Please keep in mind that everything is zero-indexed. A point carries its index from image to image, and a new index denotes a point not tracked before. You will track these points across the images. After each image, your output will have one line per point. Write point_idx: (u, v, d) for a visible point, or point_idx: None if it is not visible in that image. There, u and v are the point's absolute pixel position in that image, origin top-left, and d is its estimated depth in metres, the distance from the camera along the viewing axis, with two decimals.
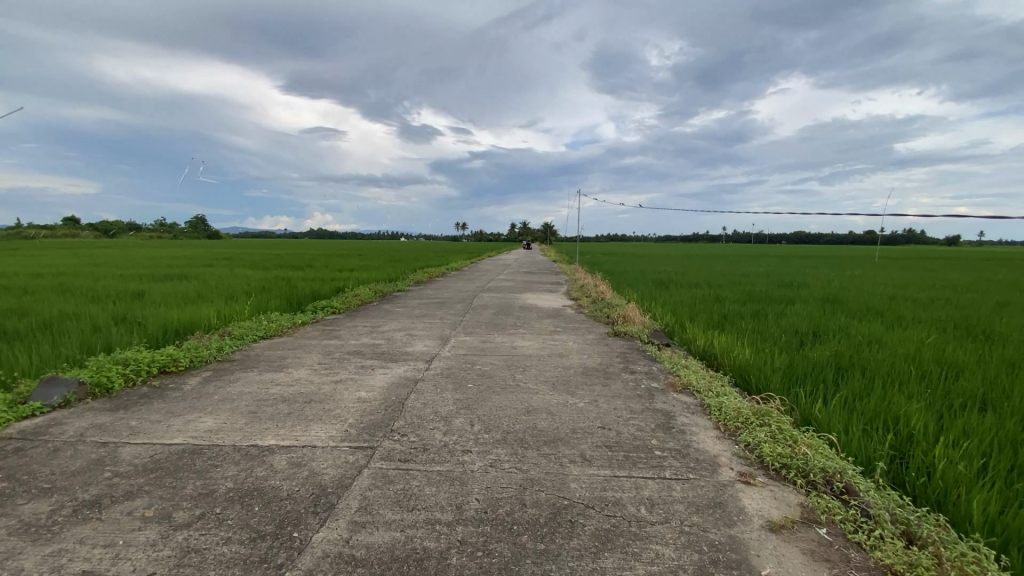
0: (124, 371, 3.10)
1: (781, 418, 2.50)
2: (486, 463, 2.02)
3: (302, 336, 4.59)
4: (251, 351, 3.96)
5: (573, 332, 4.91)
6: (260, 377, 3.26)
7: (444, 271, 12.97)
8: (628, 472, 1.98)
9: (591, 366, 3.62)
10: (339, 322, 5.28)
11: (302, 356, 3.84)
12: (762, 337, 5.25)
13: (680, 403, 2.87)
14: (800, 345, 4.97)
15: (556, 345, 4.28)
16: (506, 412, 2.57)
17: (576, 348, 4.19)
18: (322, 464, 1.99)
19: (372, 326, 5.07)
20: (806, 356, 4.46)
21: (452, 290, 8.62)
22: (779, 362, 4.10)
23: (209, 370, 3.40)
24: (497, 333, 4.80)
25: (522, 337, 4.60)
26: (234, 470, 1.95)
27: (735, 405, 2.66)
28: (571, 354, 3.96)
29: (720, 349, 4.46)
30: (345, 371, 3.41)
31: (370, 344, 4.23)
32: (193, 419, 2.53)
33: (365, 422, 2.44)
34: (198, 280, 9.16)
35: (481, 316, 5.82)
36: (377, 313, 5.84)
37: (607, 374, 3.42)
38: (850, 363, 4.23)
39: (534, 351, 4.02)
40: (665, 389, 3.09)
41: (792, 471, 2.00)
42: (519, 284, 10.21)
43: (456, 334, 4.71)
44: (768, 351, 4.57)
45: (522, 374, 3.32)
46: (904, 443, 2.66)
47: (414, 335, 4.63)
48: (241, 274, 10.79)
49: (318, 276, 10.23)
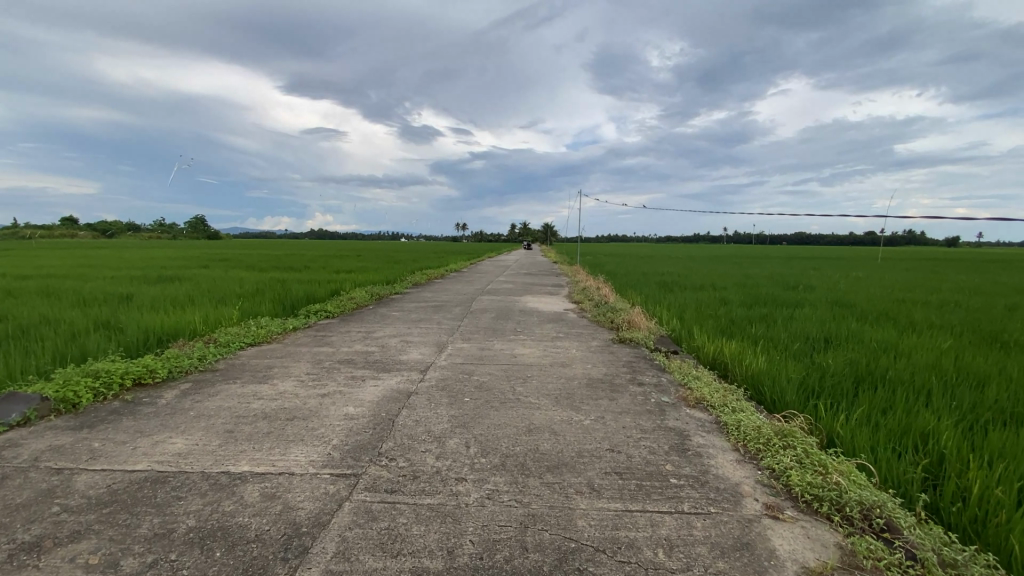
0: (94, 385, 2.91)
1: (807, 439, 2.27)
2: (482, 495, 1.80)
3: (292, 343, 4.38)
4: (235, 360, 3.76)
5: (576, 338, 4.70)
6: (241, 390, 3.06)
7: (443, 273, 12.77)
8: (641, 506, 1.76)
9: (596, 377, 3.41)
10: (331, 327, 5.08)
11: (289, 365, 3.63)
12: (772, 343, 5.02)
13: (694, 421, 2.65)
14: (813, 352, 4.75)
15: (559, 353, 4.06)
16: (505, 432, 2.36)
17: (579, 356, 3.98)
18: (298, 497, 1.78)
19: (366, 331, 4.86)
20: (822, 364, 4.23)
21: (451, 292, 8.41)
22: (793, 372, 3.88)
23: (188, 382, 3.20)
24: (497, 339, 4.58)
25: (522, 344, 4.39)
26: (198, 504, 1.75)
27: (755, 424, 2.43)
28: (574, 363, 3.75)
29: (730, 358, 4.24)
30: (333, 382, 3.20)
31: (362, 352, 4.02)
32: (162, 441, 2.33)
33: (351, 443, 2.22)
34: (192, 282, 9.00)
35: (480, 321, 5.60)
36: (372, 318, 5.64)
37: (614, 386, 3.20)
38: (869, 372, 3.99)
39: (535, 360, 3.81)
40: (677, 405, 2.88)
41: (825, 504, 1.77)
42: (520, 285, 10.02)
43: (454, 340, 4.50)
44: (780, 359, 4.34)
45: (522, 386, 3.10)
46: (936, 465, 2.42)
47: (409, 342, 4.41)
48: (236, 276, 10.62)
49: (314, 278, 10.05)
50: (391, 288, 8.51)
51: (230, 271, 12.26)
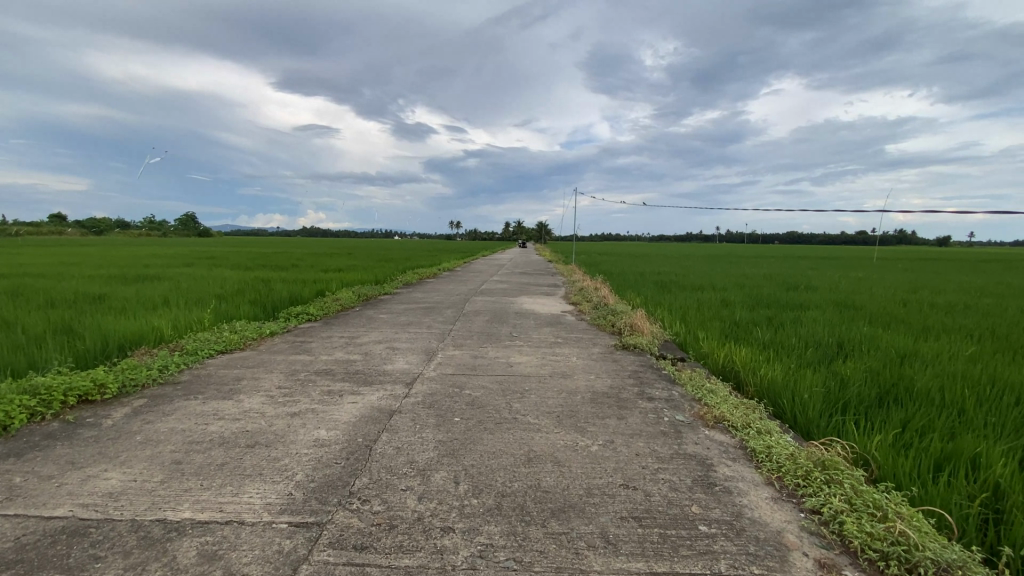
0: (30, 403, 2.53)
1: (852, 472, 1.96)
2: (473, 552, 1.47)
3: (267, 350, 4.02)
4: (201, 371, 3.39)
5: (576, 344, 4.36)
6: (202, 407, 2.70)
7: (435, 272, 12.40)
8: (668, 567, 1.43)
9: (601, 390, 3.08)
10: (312, 332, 4.71)
11: (260, 377, 3.27)
12: (782, 349, 4.73)
13: (715, 445, 2.32)
14: (828, 359, 4.48)
15: (558, 362, 3.73)
16: (499, 463, 2.02)
17: (580, 365, 3.65)
18: (245, 558, 1.43)
19: (349, 337, 4.49)
20: (840, 373, 3.96)
21: (443, 293, 8.07)
22: (812, 382, 3.59)
23: (143, 398, 2.83)
24: (490, 346, 4.24)
25: (519, 351, 4.05)
26: (118, 569, 1.41)
27: (788, 452, 2.12)
28: (576, 374, 3.42)
29: (742, 366, 3.94)
30: (306, 398, 2.84)
31: (343, 362, 3.66)
32: (96, 475, 1.97)
33: (318, 479, 1.88)
34: (172, 282, 8.59)
35: (473, 325, 5.25)
36: (358, 322, 5.27)
37: (621, 402, 2.87)
38: (892, 383, 3.70)
39: (532, 370, 3.47)
40: (693, 425, 2.55)
41: (895, 563, 1.45)
42: (515, 285, 9.70)
43: (444, 347, 4.15)
44: (795, 368, 4.04)
45: (519, 403, 2.77)
46: (992, 497, 2.14)
47: (396, 349, 4.06)
48: (220, 275, 10.20)
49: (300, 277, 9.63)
50: (380, 288, 8.14)
51: (214, 269, 11.87)
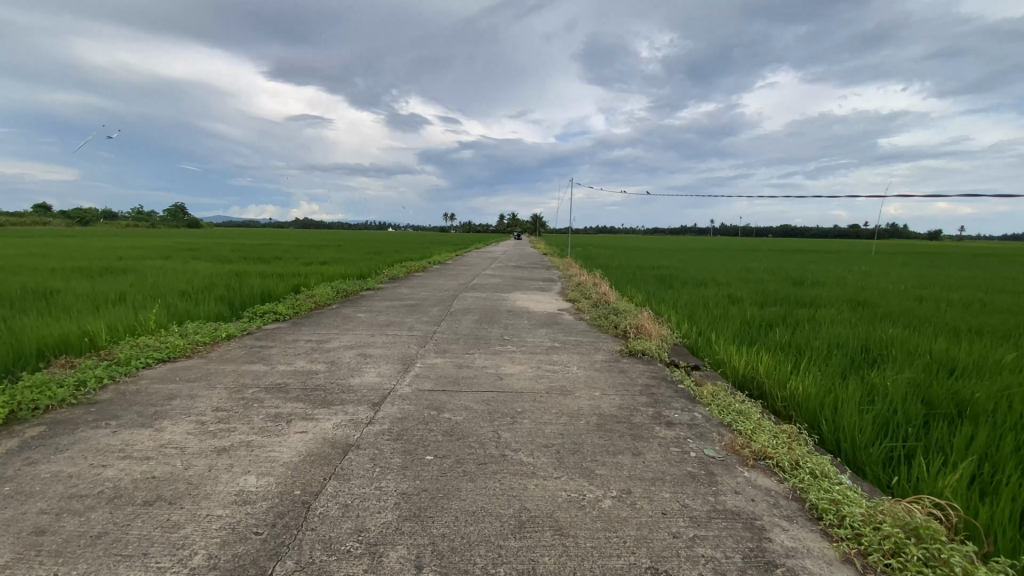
0: None
1: (958, 548, 1.45)
2: None
3: (216, 358, 3.46)
4: (127, 388, 2.83)
5: (576, 350, 3.82)
6: (109, 443, 2.14)
7: (425, 265, 11.84)
8: None
9: (609, 411, 2.54)
10: (276, 336, 4.14)
11: (197, 396, 2.71)
12: (805, 353, 4.23)
13: (763, 496, 1.79)
14: (859, 366, 3.98)
15: (556, 374, 3.18)
16: (479, 534, 1.49)
17: (582, 377, 3.11)
18: None
19: (317, 342, 3.93)
20: (878, 384, 3.46)
21: (430, 289, 7.48)
22: (851, 397, 3.09)
23: (39, 429, 2.28)
24: (478, 352, 3.67)
25: (511, 360, 3.49)
26: None
27: (864, 510, 1.61)
28: (577, 389, 2.87)
29: (765, 376, 3.45)
30: (243, 426, 2.28)
31: (301, 375, 3.09)
32: None
33: (222, 567, 1.34)
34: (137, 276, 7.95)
35: (460, 326, 4.68)
36: (330, 323, 4.70)
37: (634, 429, 2.33)
38: (938, 399, 3.23)
39: (526, 385, 2.92)
40: (728, 465, 2.02)
41: None
42: (508, 280, 9.12)
43: (425, 353, 3.59)
44: (826, 378, 3.54)
45: (509, 432, 2.22)
46: None
47: (367, 357, 3.48)
48: (195, 268, 9.59)
49: (277, 271, 9.00)
50: (362, 283, 7.57)
51: (192, 261, 11.25)
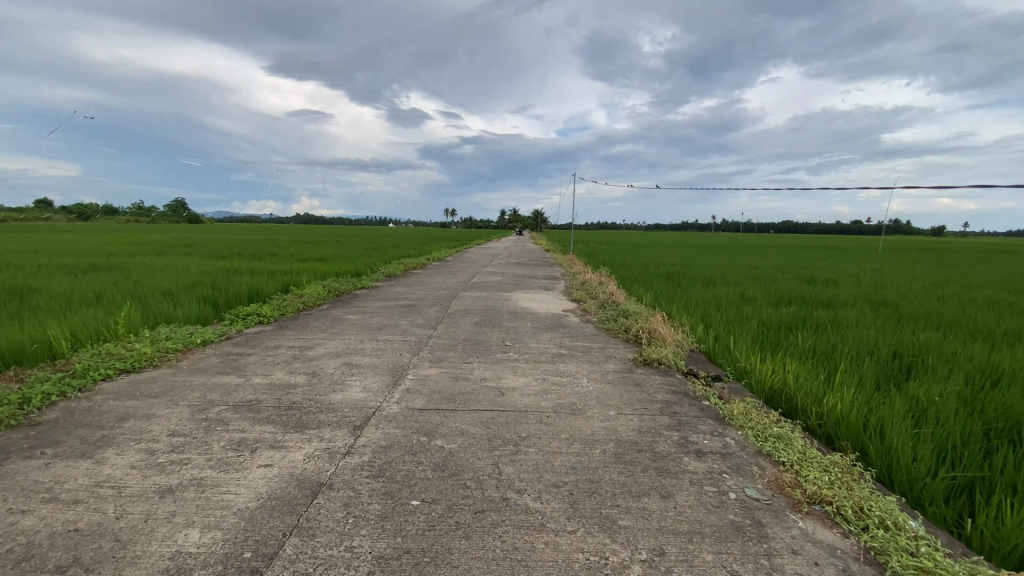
0: None
1: None
2: None
3: (185, 369, 3.10)
4: (78, 405, 2.49)
5: (585, 358, 3.46)
6: (36, 480, 1.80)
7: (423, 262, 11.48)
8: None
9: (627, 436, 2.19)
10: (256, 341, 3.79)
11: (154, 417, 2.37)
12: (834, 361, 3.90)
13: (828, 558, 1.45)
14: (895, 377, 3.64)
15: (564, 387, 2.83)
16: None
17: (593, 392, 2.75)
18: None
19: (300, 349, 3.57)
20: (923, 398, 3.12)
21: (427, 287, 7.13)
22: (898, 415, 2.75)
23: None
24: (477, 361, 3.31)
25: (513, 370, 3.13)
26: None
27: None
28: (589, 407, 2.52)
29: (797, 391, 3.11)
30: (199, 458, 1.94)
31: (276, 390, 2.74)
32: None
33: None
34: (121, 274, 7.59)
35: (458, 330, 4.32)
36: (317, 326, 4.35)
37: (660, 462, 1.98)
38: (993, 416, 2.89)
39: (530, 402, 2.57)
40: (777, 512, 1.67)
41: None
42: (511, 278, 8.73)
43: (417, 362, 3.23)
44: (864, 391, 3.20)
45: (512, 467, 1.87)
46: None
47: (352, 367, 3.12)
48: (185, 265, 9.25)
49: (269, 268, 8.63)
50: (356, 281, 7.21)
51: (183, 258, 10.90)
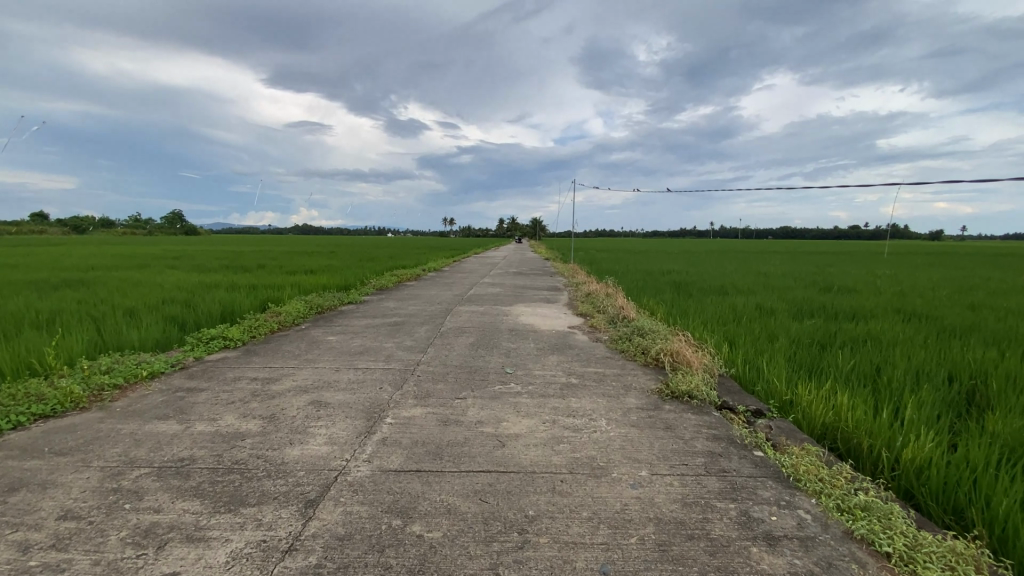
0: None
1: None
2: None
3: (116, 413, 2.55)
4: None
5: (601, 391, 2.91)
6: None
7: (417, 274, 10.91)
8: None
9: (670, 513, 1.64)
10: (215, 372, 3.24)
11: (52, 489, 1.83)
12: (886, 386, 3.37)
13: None
14: (961, 408, 3.11)
15: (579, 433, 2.27)
16: None
17: (615, 441, 2.19)
18: None
19: (264, 382, 3.02)
20: (1011, 436, 2.57)
21: (420, 302, 6.59)
22: (994, 464, 2.21)
23: None
24: (471, 397, 2.75)
25: (515, 409, 2.57)
26: None
27: None
28: (613, 464, 1.96)
29: (858, 431, 2.57)
30: (81, 565, 1.39)
31: (219, 442, 2.19)
32: None
33: None
34: (93, 291, 7.08)
35: (451, 354, 3.77)
36: (289, 351, 3.79)
37: (721, 558, 1.43)
38: None
39: (538, 457, 2.02)
40: None
41: None
42: (511, 290, 8.19)
43: (400, 400, 2.68)
44: (935, 428, 2.67)
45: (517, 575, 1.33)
46: None
47: (320, 408, 2.57)
48: (162, 279, 8.72)
49: (252, 282, 8.09)
50: (344, 296, 6.67)
51: (167, 272, 10.41)
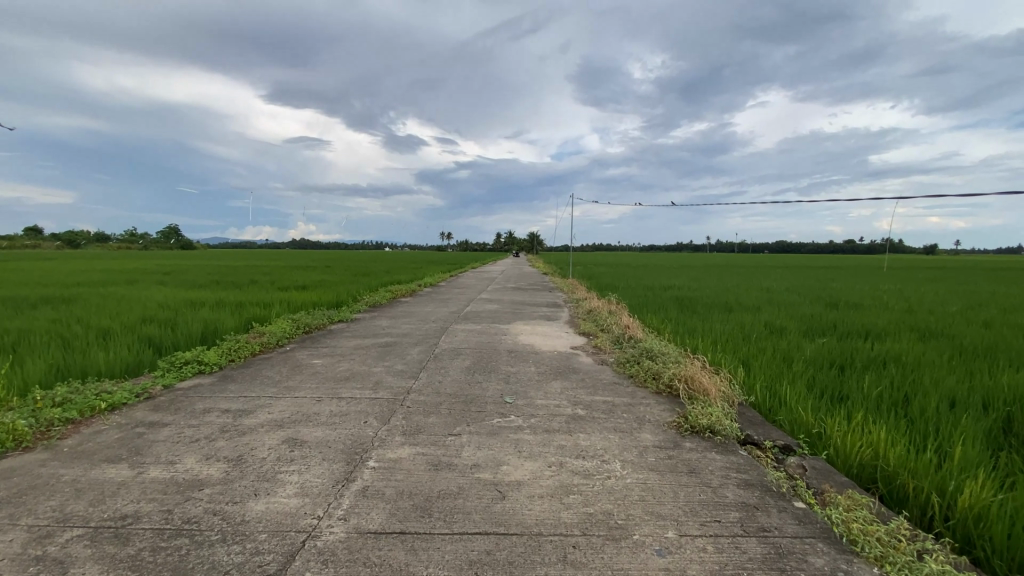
0: None
1: None
2: None
3: (62, 455, 2.24)
4: None
5: (611, 425, 2.60)
6: None
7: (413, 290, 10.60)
8: None
9: None
10: (183, 403, 2.93)
11: None
12: (919, 415, 3.09)
13: None
14: (1005, 440, 2.83)
15: (590, 480, 1.98)
16: None
17: (633, 490, 1.89)
18: None
19: (235, 415, 2.71)
20: None
21: (414, 320, 6.28)
22: None
23: None
24: (466, 434, 2.44)
25: (515, 449, 2.27)
26: None
27: None
28: (633, 522, 1.66)
29: (900, 469, 2.29)
30: None
31: (173, 492, 1.88)
32: None
33: None
34: (71, 309, 6.75)
35: (444, 380, 3.47)
36: (268, 377, 3.48)
37: None
38: None
39: (545, 513, 1.72)
40: None
41: None
42: (509, 308, 7.89)
43: (386, 436, 2.38)
44: (983, 464, 2.39)
45: None
46: None
47: (295, 447, 2.26)
48: (148, 296, 8.40)
49: (240, 299, 7.78)
50: (334, 314, 6.36)
51: (154, 287, 10.06)
